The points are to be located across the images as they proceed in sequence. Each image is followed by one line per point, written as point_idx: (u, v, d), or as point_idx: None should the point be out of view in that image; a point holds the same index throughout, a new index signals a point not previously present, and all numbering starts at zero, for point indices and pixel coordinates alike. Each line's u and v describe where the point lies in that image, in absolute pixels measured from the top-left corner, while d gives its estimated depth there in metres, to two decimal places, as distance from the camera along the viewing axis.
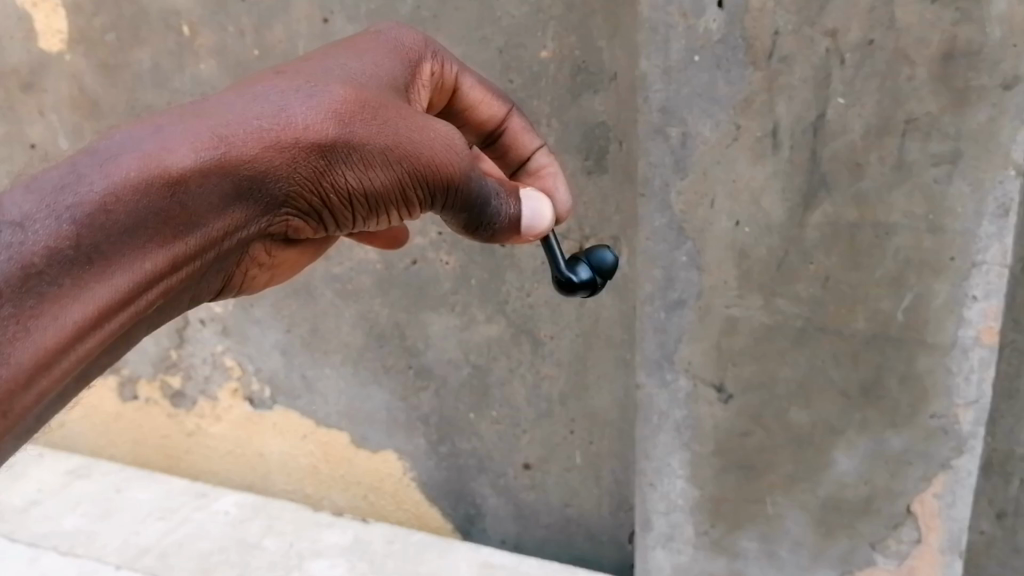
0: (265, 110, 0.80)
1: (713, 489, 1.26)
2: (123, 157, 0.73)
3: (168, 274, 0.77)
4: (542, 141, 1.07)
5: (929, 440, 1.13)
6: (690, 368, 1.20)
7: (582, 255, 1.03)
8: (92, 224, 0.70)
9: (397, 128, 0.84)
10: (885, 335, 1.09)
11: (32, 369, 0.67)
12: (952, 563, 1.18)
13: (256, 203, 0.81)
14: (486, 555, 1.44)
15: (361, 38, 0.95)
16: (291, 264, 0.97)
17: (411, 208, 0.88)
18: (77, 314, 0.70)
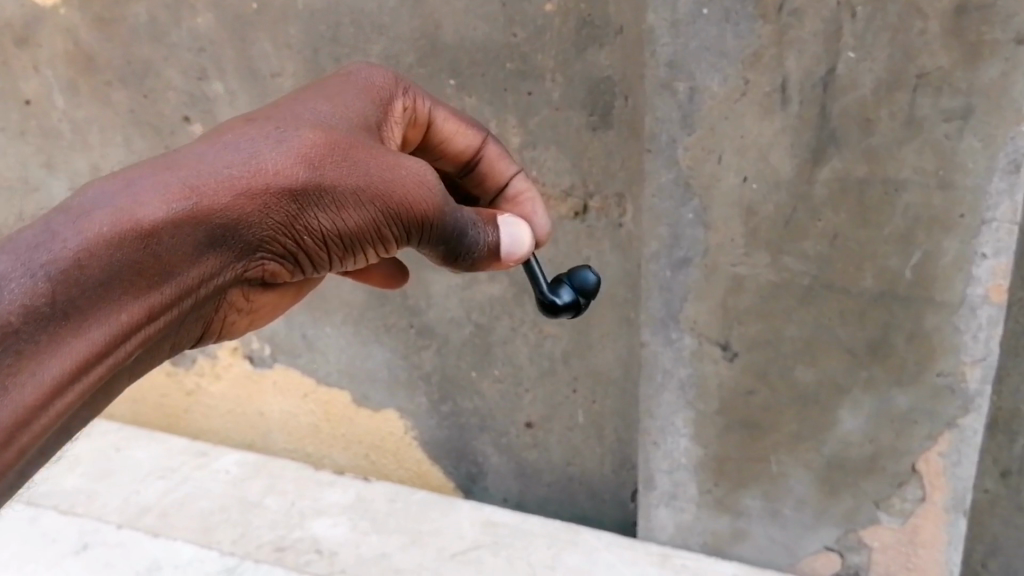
0: (236, 159, 0.83)
1: (717, 447, 1.26)
2: (95, 212, 0.76)
3: (145, 324, 0.80)
4: (518, 166, 1.13)
5: (936, 398, 1.12)
6: (695, 326, 1.19)
7: (568, 275, 1.06)
8: (66, 280, 0.73)
9: (367, 168, 0.87)
10: (893, 293, 1.08)
11: (11, 427, 0.71)
12: (956, 521, 1.19)
13: (230, 249, 0.84)
14: (489, 513, 1.44)
15: (335, 82, 0.99)
16: (273, 304, 1.01)
17: (387, 245, 0.91)
18: (54, 371, 0.74)
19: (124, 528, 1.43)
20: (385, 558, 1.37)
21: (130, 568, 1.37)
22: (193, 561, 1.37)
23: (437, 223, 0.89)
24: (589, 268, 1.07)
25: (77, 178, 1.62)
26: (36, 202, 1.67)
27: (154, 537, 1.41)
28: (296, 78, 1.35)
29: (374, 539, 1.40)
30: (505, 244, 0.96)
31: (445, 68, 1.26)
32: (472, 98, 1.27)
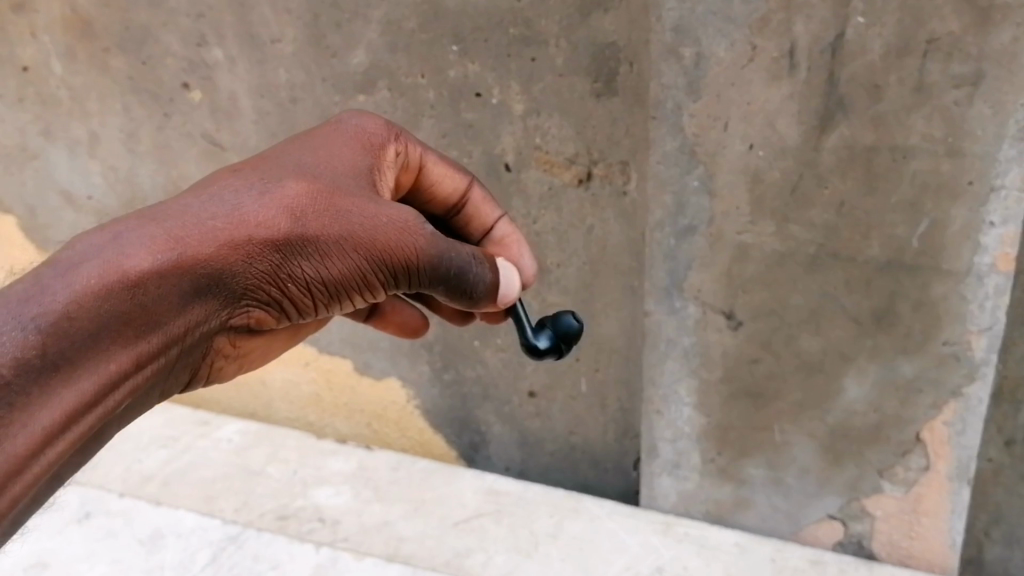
0: (220, 211, 0.87)
1: (720, 416, 1.26)
2: (84, 265, 0.80)
3: (133, 372, 0.84)
4: (502, 211, 1.14)
5: (941, 366, 1.12)
6: (699, 295, 1.19)
7: (550, 320, 1.12)
8: (56, 332, 0.76)
9: (350, 217, 0.90)
10: (900, 262, 1.07)
11: (4, 475, 0.75)
12: (959, 490, 1.20)
13: (216, 298, 0.88)
14: (492, 482, 1.44)
15: (323, 130, 1.01)
16: (263, 347, 1.05)
17: (373, 290, 0.95)
18: (45, 420, 0.77)
19: (126, 497, 1.43)
20: (388, 525, 1.37)
21: (133, 535, 1.37)
22: (196, 530, 1.36)
23: (424, 266, 0.92)
24: (569, 313, 1.12)
25: (77, 145, 1.59)
26: (36, 170, 1.64)
27: (157, 505, 1.41)
28: (299, 43, 1.33)
29: (377, 508, 1.41)
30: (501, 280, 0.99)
31: (447, 33, 1.24)
32: (475, 65, 1.25)
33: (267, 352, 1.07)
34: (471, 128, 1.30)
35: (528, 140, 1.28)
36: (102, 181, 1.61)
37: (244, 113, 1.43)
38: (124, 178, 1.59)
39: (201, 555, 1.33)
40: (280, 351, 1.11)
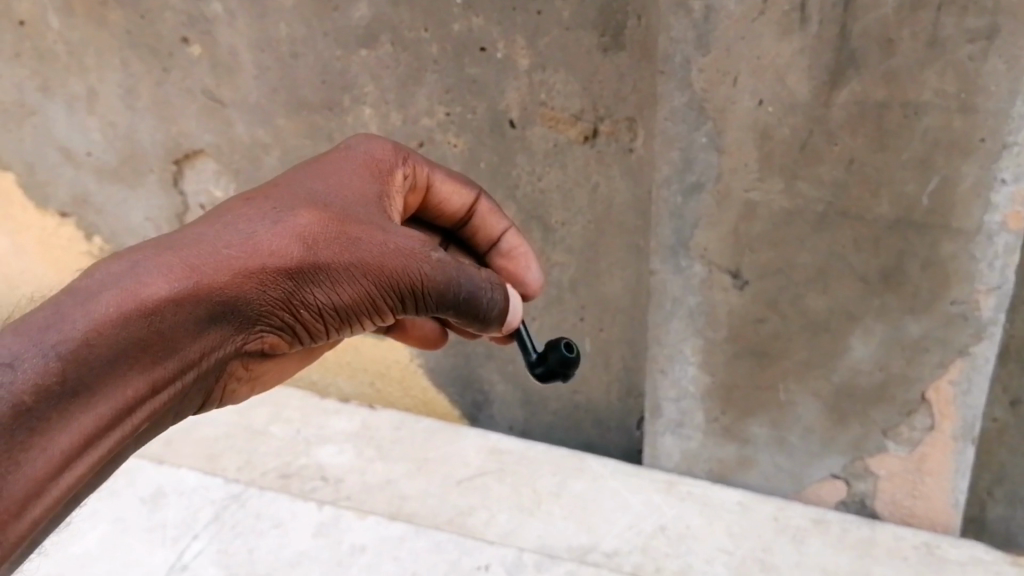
0: (234, 239, 0.84)
1: (725, 375, 1.26)
2: (101, 293, 0.76)
3: (149, 399, 0.80)
4: (509, 222, 1.14)
5: (949, 325, 1.11)
6: (706, 254, 1.18)
7: (546, 354, 1.09)
8: (76, 359, 0.73)
9: (361, 246, 0.89)
10: (909, 219, 1.06)
11: (22, 500, 0.71)
12: (964, 449, 1.20)
13: (231, 324, 0.85)
14: (495, 441, 1.44)
15: (331, 157, 0.99)
16: (273, 369, 1.02)
17: (382, 315, 0.94)
18: (63, 445, 0.73)
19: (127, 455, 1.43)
20: (391, 484, 1.38)
21: (135, 492, 1.37)
22: (198, 489, 1.37)
23: (433, 292, 0.91)
24: (562, 341, 1.08)
25: (76, 102, 1.56)
26: (33, 126, 1.61)
27: (158, 464, 1.41)
28: None
29: (379, 466, 1.41)
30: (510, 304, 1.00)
31: None
32: (479, 18, 1.22)
33: (277, 373, 1.04)
34: (476, 83, 1.28)
35: (533, 96, 1.26)
36: (101, 138, 1.58)
37: (244, 68, 1.41)
38: (123, 135, 1.56)
39: (203, 513, 1.33)
40: (289, 373, 1.07)
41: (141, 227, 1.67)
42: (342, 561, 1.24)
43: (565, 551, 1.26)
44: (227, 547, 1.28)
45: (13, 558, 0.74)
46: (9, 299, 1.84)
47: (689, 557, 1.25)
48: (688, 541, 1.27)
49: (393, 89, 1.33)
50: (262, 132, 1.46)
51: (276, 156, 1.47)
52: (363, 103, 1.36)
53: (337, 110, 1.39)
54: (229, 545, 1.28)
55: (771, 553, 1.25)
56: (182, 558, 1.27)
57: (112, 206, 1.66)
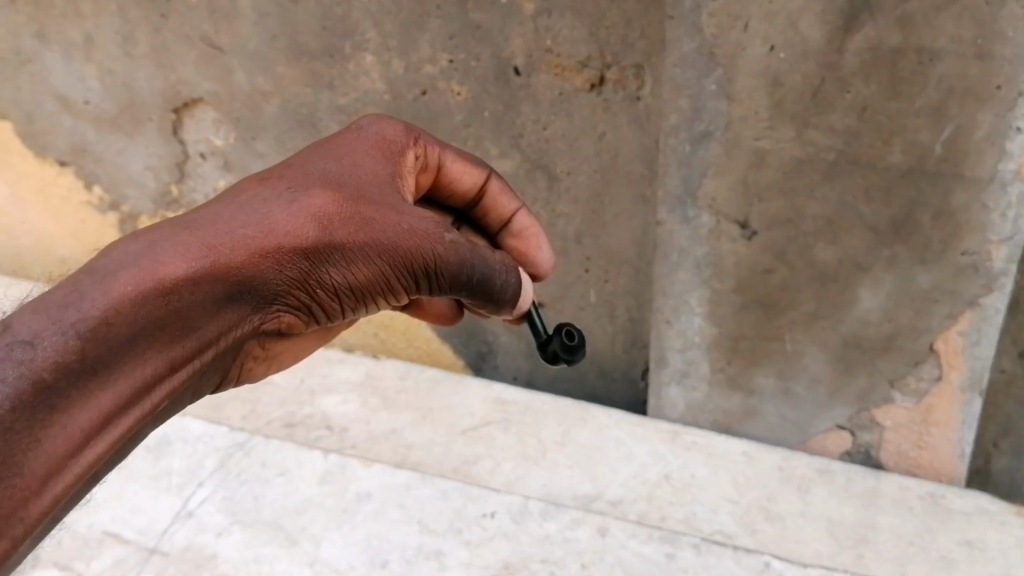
0: (250, 219, 0.81)
1: (731, 326, 1.25)
2: (119, 272, 0.73)
3: (168, 377, 0.77)
4: (521, 201, 1.11)
5: (959, 277, 1.10)
6: (714, 204, 1.16)
7: (546, 339, 1.08)
8: (95, 337, 0.70)
9: (375, 225, 0.87)
10: (921, 168, 1.04)
11: (43, 477, 0.68)
12: (972, 400, 1.20)
13: (248, 303, 0.82)
14: (500, 390, 1.44)
15: (343, 137, 0.96)
16: (289, 345, 0.98)
17: (396, 294, 0.92)
18: (84, 423, 0.70)
19: None
20: (396, 433, 1.38)
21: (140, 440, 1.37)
22: (202, 437, 1.37)
23: (447, 272, 0.90)
24: (560, 354, 1.07)
25: (72, 48, 1.53)
26: (30, 74, 1.59)
27: None
28: None
29: (385, 416, 1.41)
30: (522, 287, 0.99)
31: None
32: None
33: (293, 353, 1.00)
34: (480, 29, 1.25)
35: (538, 42, 1.23)
36: (99, 86, 1.55)
37: (244, 14, 1.38)
38: (121, 83, 1.54)
39: (208, 462, 1.33)
40: (307, 350, 1.03)
41: (141, 176, 1.64)
42: (347, 508, 1.24)
43: (570, 499, 1.27)
44: (233, 495, 1.28)
45: (34, 537, 0.71)
46: (10, 248, 1.83)
47: (693, 505, 1.25)
48: (692, 490, 1.27)
49: (395, 35, 1.30)
50: (262, 80, 1.44)
51: (277, 104, 1.45)
52: (364, 49, 1.33)
53: (338, 57, 1.36)
54: (235, 493, 1.28)
55: (776, 502, 1.25)
56: (188, 505, 1.27)
57: (111, 155, 1.63)
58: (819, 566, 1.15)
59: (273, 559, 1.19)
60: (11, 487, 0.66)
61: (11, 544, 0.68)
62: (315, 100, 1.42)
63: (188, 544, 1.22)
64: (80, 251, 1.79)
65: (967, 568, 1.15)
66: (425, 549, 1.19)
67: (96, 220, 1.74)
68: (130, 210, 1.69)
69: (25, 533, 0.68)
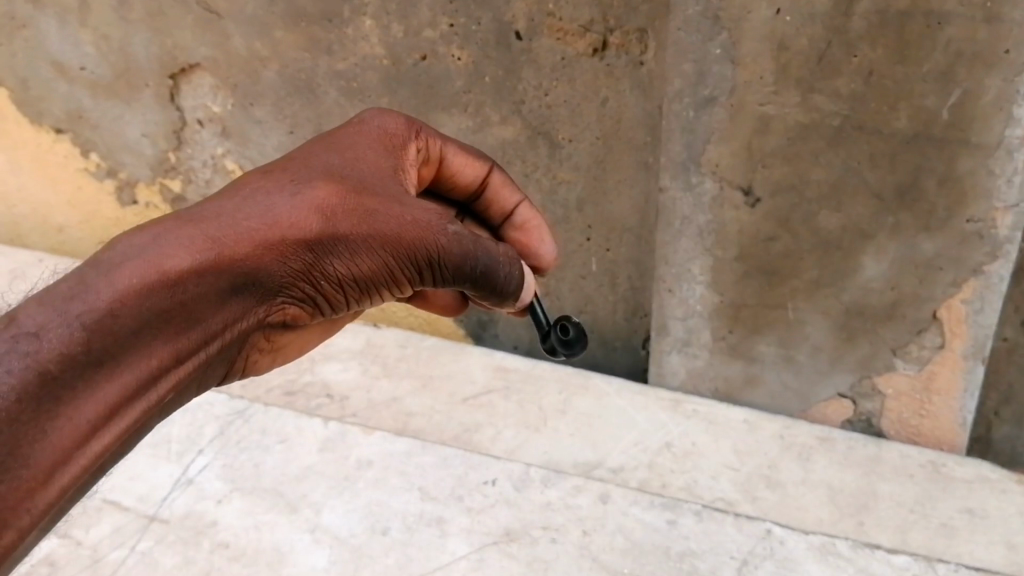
0: (254, 210, 0.79)
1: (733, 294, 1.25)
2: (123, 264, 0.71)
3: (174, 370, 0.75)
4: (523, 194, 1.09)
5: (964, 244, 1.09)
6: (717, 170, 1.15)
7: (544, 334, 1.07)
8: (100, 328, 0.68)
9: (380, 217, 0.84)
10: (928, 134, 1.03)
11: (49, 468, 0.66)
12: (974, 368, 1.20)
13: (253, 295, 0.80)
14: (501, 358, 1.44)
15: (345, 131, 0.94)
16: (296, 338, 0.95)
17: (400, 286, 0.90)
18: (89, 414, 0.68)
19: None
20: (397, 401, 1.37)
21: None
22: (201, 405, 1.36)
23: (450, 264, 0.87)
24: (559, 347, 1.07)
25: (67, 13, 1.51)
26: (25, 39, 1.57)
27: None
28: None
29: (385, 384, 1.40)
30: (524, 279, 0.97)
31: None
32: None
33: (300, 345, 0.98)
34: None
35: (540, 6, 1.21)
36: (95, 51, 1.53)
37: None
38: (117, 49, 1.52)
39: (207, 429, 1.33)
40: (313, 343, 1.01)
41: (138, 143, 1.62)
42: (348, 476, 1.24)
43: (570, 466, 1.26)
44: (233, 462, 1.28)
45: (40, 529, 0.69)
46: (8, 218, 1.81)
47: (694, 473, 1.25)
48: (693, 458, 1.27)
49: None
50: (260, 45, 1.42)
51: (275, 70, 1.43)
52: (363, 14, 1.31)
53: (337, 21, 1.34)
54: (235, 461, 1.28)
55: (777, 470, 1.25)
56: (187, 472, 1.27)
57: (108, 122, 1.61)
58: (822, 532, 1.15)
59: (273, 526, 1.18)
60: (16, 479, 0.64)
61: (16, 535, 0.66)
62: (314, 66, 1.40)
63: (187, 511, 1.21)
64: (78, 220, 1.77)
65: (968, 534, 1.15)
66: (425, 516, 1.19)
67: (94, 188, 1.72)
68: (128, 178, 1.67)
69: (31, 524, 0.66)
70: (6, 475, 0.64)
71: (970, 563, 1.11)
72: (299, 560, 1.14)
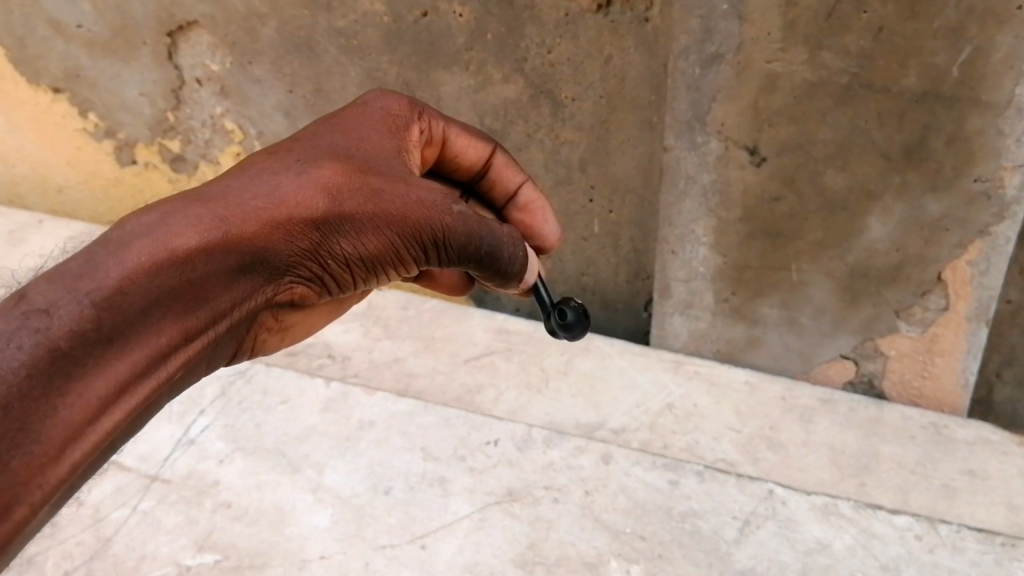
0: (261, 190, 0.78)
1: (737, 256, 1.24)
2: (132, 241, 0.70)
3: (182, 348, 0.74)
4: (526, 174, 1.07)
5: (970, 204, 1.08)
6: (722, 129, 1.13)
7: (546, 316, 1.04)
8: (110, 306, 0.67)
9: (385, 197, 0.84)
10: (937, 93, 1.01)
11: (61, 444, 0.65)
12: (978, 330, 1.19)
13: (261, 274, 0.79)
14: (502, 320, 1.44)
15: (349, 112, 0.93)
16: (305, 317, 0.95)
17: (406, 265, 0.89)
18: (100, 390, 0.67)
19: None
20: (398, 362, 1.37)
21: None
22: None
23: (456, 243, 0.87)
24: (559, 329, 1.03)
25: None
26: None
27: None
28: None
29: (386, 345, 1.40)
30: (528, 261, 0.97)
31: None
32: None
33: (309, 326, 0.97)
34: None
35: None
36: (91, 9, 1.49)
37: None
38: (113, 5, 1.48)
39: (208, 390, 1.32)
40: (322, 324, 1.00)
41: (136, 103, 1.60)
42: (350, 436, 1.24)
43: (572, 427, 1.26)
44: (234, 423, 1.27)
45: (52, 505, 0.67)
46: (7, 177, 1.80)
47: (695, 434, 1.25)
48: (694, 419, 1.27)
49: None
50: (258, 2, 1.37)
51: (275, 28, 1.39)
52: None
53: None
54: (236, 420, 1.28)
55: (778, 431, 1.25)
56: (189, 433, 1.26)
57: (105, 81, 1.59)
58: (824, 493, 1.16)
59: (275, 486, 1.19)
60: (27, 455, 0.63)
61: (28, 511, 0.64)
62: (313, 23, 1.36)
63: (189, 471, 1.22)
64: (77, 180, 1.76)
65: (969, 496, 1.15)
66: (428, 476, 1.19)
67: (93, 148, 1.70)
68: (127, 138, 1.66)
69: (43, 499, 0.65)
70: (18, 451, 0.63)
71: (971, 524, 1.11)
72: (301, 519, 1.14)
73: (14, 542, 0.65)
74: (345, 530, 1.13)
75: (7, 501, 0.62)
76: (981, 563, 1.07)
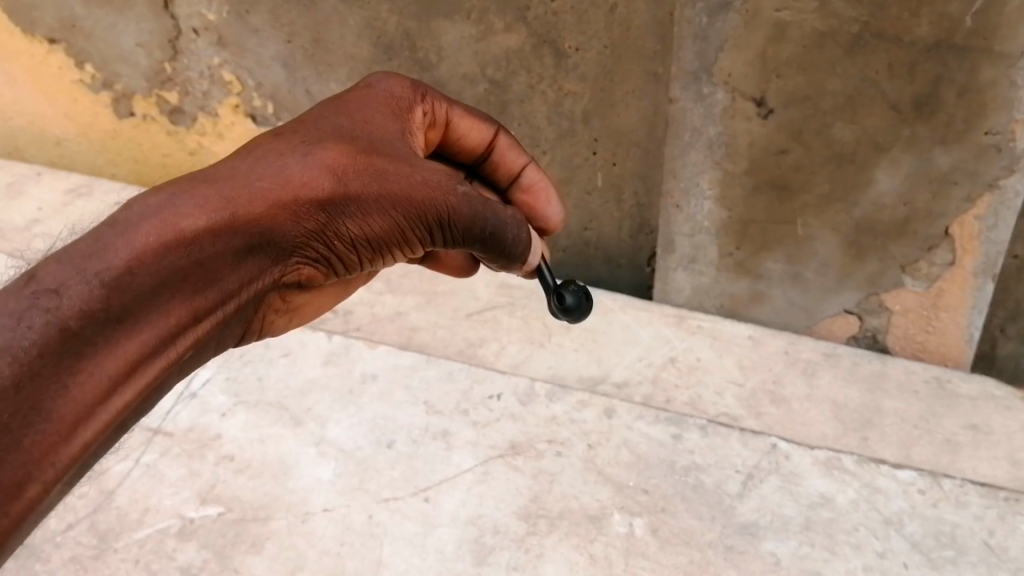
0: (267, 172, 0.77)
1: (742, 209, 1.23)
2: (140, 222, 0.68)
3: (192, 328, 0.72)
4: (530, 155, 1.06)
5: (980, 157, 1.07)
6: (729, 80, 1.11)
7: (549, 295, 1.05)
8: (120, 285, 0.65)
9: (390, 178, 0.83)
10: (949, 43, 0.99)
11: (73, 423, 0.62)
12: (983, 286, 1.19)
13: (268, 255, 0.78)
14: (505, 275, 1.43)
15: (351, 95, 0.92)
16: (310, 298, 0.94)
17: (411, 245, 0.89)
18: (111, 369, 0.65)
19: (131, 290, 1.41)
20: (401, 316, 1.36)
21: None
22: None
23: (460, 223, 0.88)
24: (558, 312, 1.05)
25: None
26: None
27: None
28: None
29: (388, 299, 1.39)
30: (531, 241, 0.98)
31: None
32: None
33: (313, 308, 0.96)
34: None
35: None
36: None
37: None
38: None
39: None
40: (326, 306, 0.99)
41: (131, 53, 1.57)
42: (352, 390, 1.24)
43: (575, 381, 1.25)
44: (236, 376, 1.27)
45: (64, 485, 0.64)
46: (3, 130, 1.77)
47: (698, 388, 1.25)
48: (697, 374, 1.27)
49: None
50: None
51: None
52: None
53: None
54: (238, 374, 1.27)
55: (781, 386, 1.24)
56: (191, 386, 1.26)
57: (101, 31, 1.55)
58: (827, 447, 1.16)
59: (278, 439, 1.18)
60: (39, 433, 0.60)
61: (41, 490, 0.61)
62: None
63: (191, 425, 1.21)
64: (75, 133, 1.73)
65: (972, 451, 1.15)
66: (431, 429, 1.19)
67: (89, 100, 1.67)
68: (124, 90, 1.63)
69: (56, 478, 0.62)
70: (29, 429, 0.60)
71: (974, 479, 1.11)
72: (304, 472, 1.15)
73: (25, 524, 0.61)
74: (349, 482, 1.13)
75: (20, 481, 0.59)
76: (984, 518, 1.07)
